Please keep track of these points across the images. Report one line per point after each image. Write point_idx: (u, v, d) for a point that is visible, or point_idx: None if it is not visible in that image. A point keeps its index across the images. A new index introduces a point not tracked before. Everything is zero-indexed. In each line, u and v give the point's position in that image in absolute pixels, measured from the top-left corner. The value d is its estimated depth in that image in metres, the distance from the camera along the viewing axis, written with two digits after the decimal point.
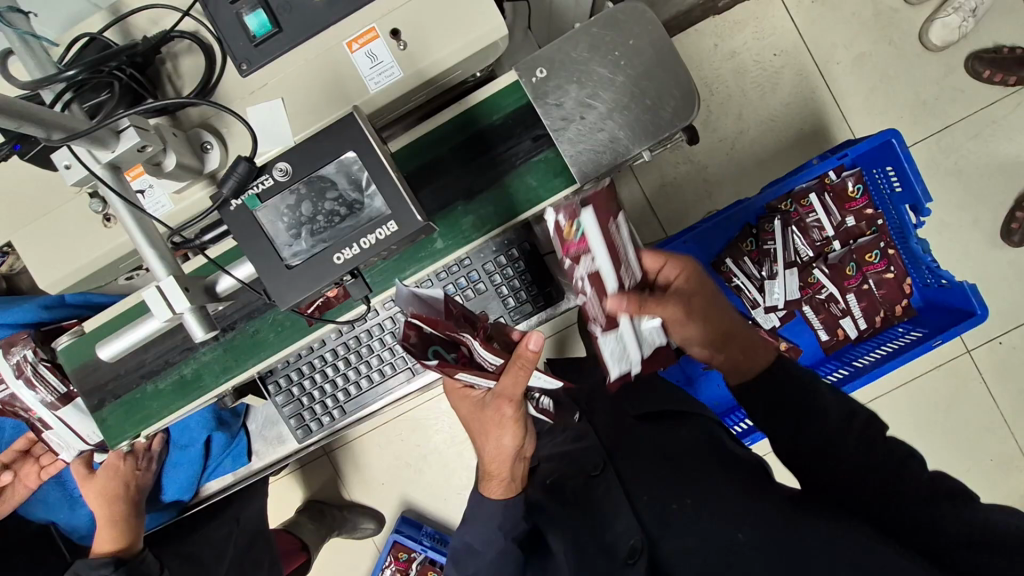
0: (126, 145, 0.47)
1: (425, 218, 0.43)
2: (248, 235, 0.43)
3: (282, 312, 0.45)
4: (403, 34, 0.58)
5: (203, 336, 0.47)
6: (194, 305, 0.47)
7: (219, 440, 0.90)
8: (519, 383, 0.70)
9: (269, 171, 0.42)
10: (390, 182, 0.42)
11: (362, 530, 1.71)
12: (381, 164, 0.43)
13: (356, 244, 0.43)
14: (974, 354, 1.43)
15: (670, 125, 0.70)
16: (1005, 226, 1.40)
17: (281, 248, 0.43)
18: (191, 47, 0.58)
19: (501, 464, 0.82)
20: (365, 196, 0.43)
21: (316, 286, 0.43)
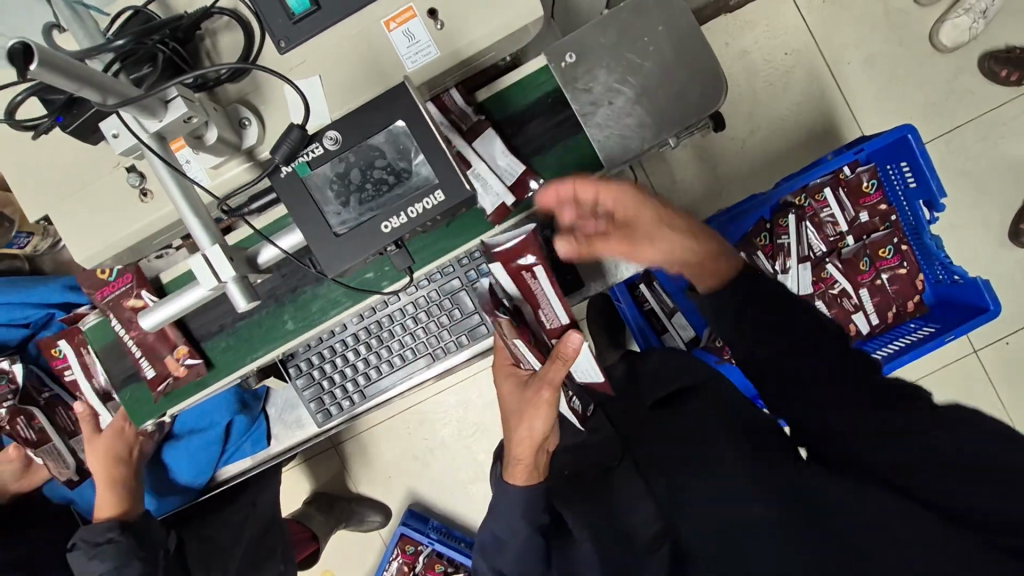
0: (174, 115, 0.47)
1: (472, 187, 0.43)
2: (298, 202, 0.43)
3: (328, 281, 0.45)
4: (440, 14, 0.58)
5: (246, 306, 0.48)
6: (238, 275, 0.47)
7: (240, 424, 0.90)
8: (561, 371, 0.77)
9: (320, 139, 0.43)
10: (440, 152, 0.43)
11: (368, 523, 1.71)
12: (432, 134, 0.43)
13: (404, 213, 0.43)
14: (981, 354, 1.44)
15: (698, 111, 0.71)
16: (1014, 226, 1.41)
17: (329, 217, 0.44)
18: (230, 24, 0.59)
19: (524, 448, 0.77)
20: (413, 166, 0.43)
21: (363, 254, 0.44)
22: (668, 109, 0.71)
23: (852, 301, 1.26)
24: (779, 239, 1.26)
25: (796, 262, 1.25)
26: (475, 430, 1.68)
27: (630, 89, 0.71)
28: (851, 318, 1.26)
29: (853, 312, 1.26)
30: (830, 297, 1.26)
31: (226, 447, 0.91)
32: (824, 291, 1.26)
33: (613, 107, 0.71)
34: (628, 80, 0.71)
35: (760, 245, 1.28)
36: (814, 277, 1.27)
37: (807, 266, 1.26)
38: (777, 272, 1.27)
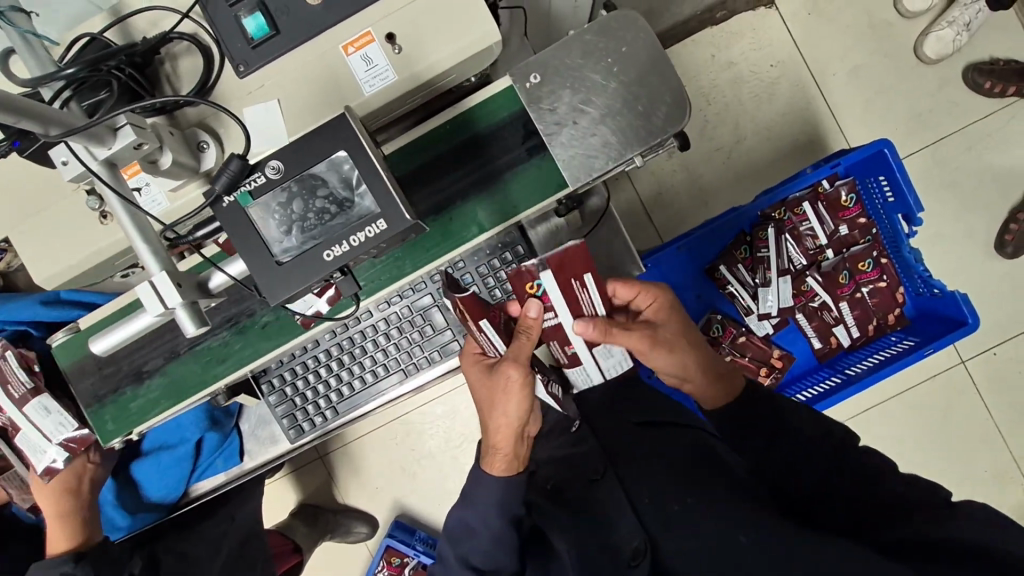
0: (122, 142, 0.48)
1: (414, 216, 0.43)
2: (240, 231, 0.44)
3: (273, 308, 0.45)
4: (399, 38, 0.59)
5: (194, 331, 0.48)
6: (186, 301, 0.48)
7: (211, 440, 0.90)
8: (527, 348, 0.75)
9: (262, 169, 0.43)
10: (381, 183, 0.43)
11: (355, 534, 1.70)
12: (374, 166, 0.43)
13: (346, 241, 0.44)
14: (968, 364, 1.44)
15: (662, 131, 0.71)
16: (999, 237, 1.41)
17: (272, 245, 0.44)
18: (190, 48, 0.60)
19: (504, 437, 0.78)
20: (355, 195, 0.44)
21: (306, 282, 0.44)
22: (632, 128, 0.71)
23: (832, 314, 1.26)
24: (760, 252, 1.26)
25: (776, 275, 1.24)
26: (462, 440, 1.68)
27: (594, 109, 0.72)
28: (831, 331, 1.27)
29: (834, 325, 1.27)
30: (811, 310, 1.27)
31: (199, 462, 0.92)
32: (804, 304, 1.27)
33: (578, 126, 0.72)
34: (593, 101, 0.72)
35: (741, 257, 1.28)
36: (794, 289, 1.26)
37: (788, 279, 1.25)
38: (757, 285, 1.27)
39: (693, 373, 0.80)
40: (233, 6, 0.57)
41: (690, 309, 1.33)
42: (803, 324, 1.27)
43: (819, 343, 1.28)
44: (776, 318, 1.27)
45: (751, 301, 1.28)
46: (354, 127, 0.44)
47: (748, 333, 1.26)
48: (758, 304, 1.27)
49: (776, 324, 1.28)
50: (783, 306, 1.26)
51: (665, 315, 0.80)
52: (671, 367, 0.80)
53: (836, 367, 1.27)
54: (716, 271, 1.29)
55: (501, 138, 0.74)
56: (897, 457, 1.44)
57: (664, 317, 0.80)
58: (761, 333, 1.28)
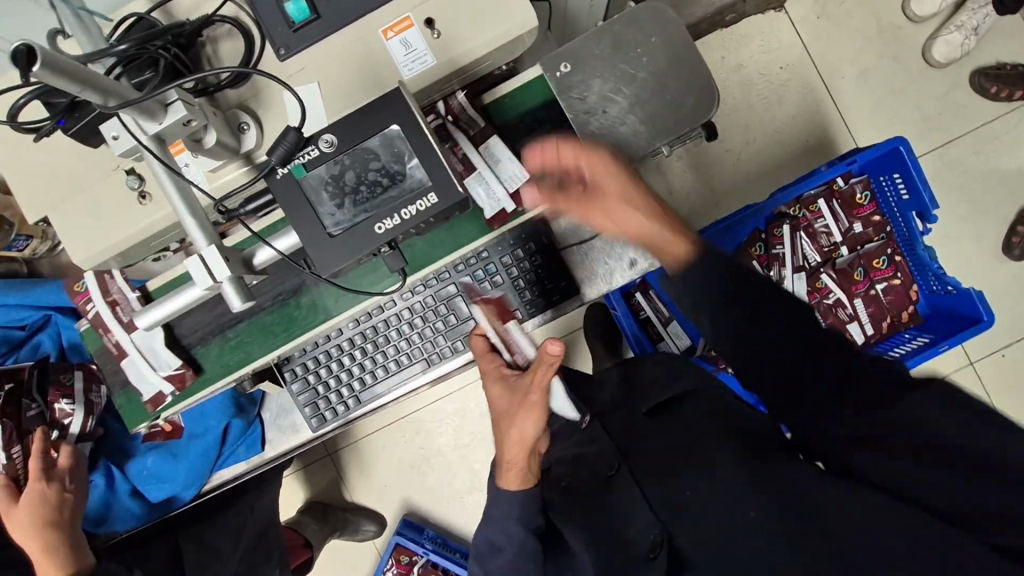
0: (173, 118, 0.48)
1: (464, 191, 0.44)
2: (293, 203, 0.44)
3: (321, 281, 0.46)
4: (438, 23, 0.60)
5: (241, 306, 0.48)
6: (233, 275, 0.48)
7: (235, 428, 0.90)
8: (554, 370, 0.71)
9: (316, 142, 0.44)
10: (434, 157, 0.44)
11: (363, 532, 1.69)
12: (425, 140, 0.44)
13: (397, 215, 0.44)
14: (976, 365, 1.44)
15: (691, 121, 0.72)
16: (1006, 239, 1.42)
17: (323, 217, 0.44)
18: (232, 32, 0.61)
19: (519, 453, 0.72)
20: (407, 169, 0.44)
21: (356, 254, 0.44)
22: (659, 118, 0.72)
23: (847, 311, 1.26)
24: (775, 249, 1.28)
25: (791, 272, 1.26)
26: (471, 439, 1.68)
27: (624, 99, 0.72)
28: (847, 328, 1.27)
29: (849, 322, 1.27)
30: (825, 308, 1.27)
31: (221, 451, 0.92)
32: (819, 301, 1.27)
33: (607, 115, 0.73)
34: (623, 90, 0.72)
35: (756, 254, 1.28)
36: (809, 287, 1.28)
37: (802, 276, 1.26)
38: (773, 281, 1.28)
39: (648, 234, 0.66)
40: None
41: None
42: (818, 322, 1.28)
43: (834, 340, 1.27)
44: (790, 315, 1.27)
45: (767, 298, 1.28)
46: (406, 102, 0.45)
47: None
48: None
49: None
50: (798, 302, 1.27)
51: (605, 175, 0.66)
52: (618, 200, 0.66)
53: None
54: None
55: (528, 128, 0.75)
56: None
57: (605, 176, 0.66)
58: None
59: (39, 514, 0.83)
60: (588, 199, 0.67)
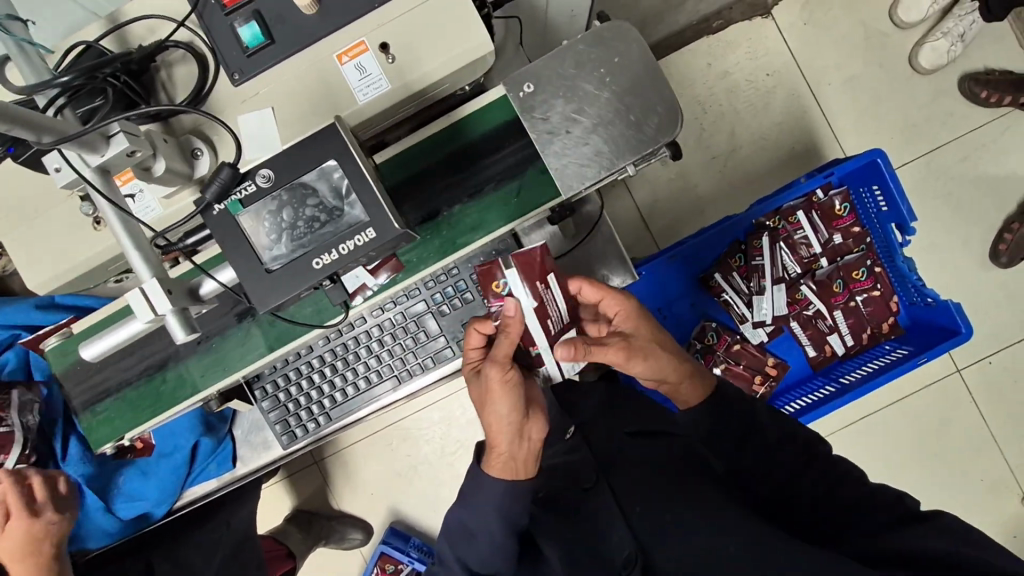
0: (115, 150, 0.48)
1: (402, 226, 0.44)
2: (231, 240, 0.44)
3: (262, 315, 0.46)
4: (392, 48, 0.59)
5: (185, 338, 0.48)
6: (176, 307, 0.48)
7: (205, 446, 0.90)
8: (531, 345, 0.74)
9: (252, 177, 0.44)
10: (370, 192, 0.44)
11: (350, 540, 1.70)
12: (361, 173, 0.44)
13: (336, 250, 0.44)
14: (963, 373, 1.44)
15: (654, 140, 0.72)
16: (993, 247, 1.42)
17: (261, 252, 0.44)
18: (185, 56, 0.60)
19: (500, 436, 0.73)
20: (345, 204, 0.44)
21: (295, 289, 0.44)
22: (623, 138, 0.72)
23: (827, 323, 1.27)
24: (754, 260, 1.27)
25: (771, 283, 1.25)
26: (457, 447, 1.67)
27: (587, 119, 0.72)
28: (826, 340, 1.27)
29: (829, 333, 1.27)
30: (805, 318, 1.27)
31: (192, 468, 0.91)
32: (799, 312, 1.27)
33: (571, 135, 0.72)
34: (586, 111, 0.72)
35: (735, 266, 1.29)
36: (788, 298, 1.27)
37: (782, 287, 1.26)
38: (752, 292, 1.27)
39: (676, 379, 0.79)
40: (229, 16, 0.59)
41: (684, 317, 1.34)
42: (798, 332, 1.28)
43: (814, 351, 1.28)
44: (770, 326, 1.28)
45: (746, 309, 1.28)
46: (344, 137, 0.45)
47: (742, 340, 1.27)
48: (753, 312, 1.27)
49: (770, 332, 1.29)
50: (778, 314, 1.27)
51: (634, 321, 0.79)
52: (655, 351, 0.78)
53: (830, 376, 1.27)
54: (712, 278, 1.30)
55: (494, 146, 0.75)
56: (895, 465, 1.44)
57: (633, 322, 0.79)
58: (756, 341, 1.29)
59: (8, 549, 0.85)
60: (632, 351, 0.76)
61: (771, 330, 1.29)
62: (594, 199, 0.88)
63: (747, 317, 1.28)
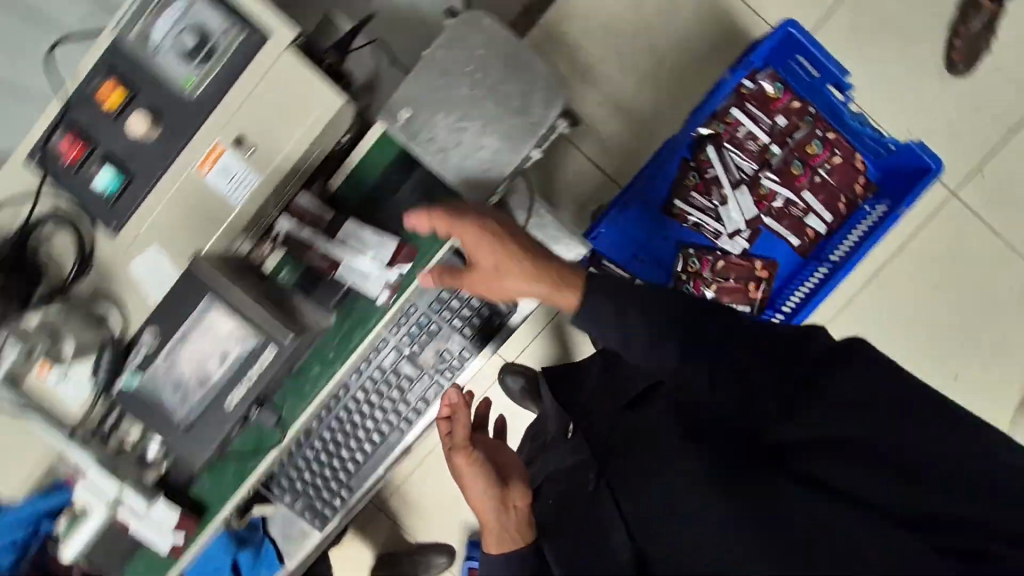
0: (15, 355, 0.58)
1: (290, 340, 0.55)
2: (147, 408, 0.57)
3: (200, 461, 0.58)
4: (247, 139, 0.57)
5: (146, 508, 0.63)
6: (124, 483, 0.62)
7: (246, 559, 0.89)
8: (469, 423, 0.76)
9: (139, 347, 0.56)
10: (246, 324, 0.55)
11: (437, 566, 1.74)
12: (233, 311, 0.55)
13: (244, 379, 0.56)
14: (961, 194, 1.40)
15: (546, 119, 0.70)
16: (947, 59, 1.38)
17: (177, 408, 0.57)
18: (57, 225, 0.60)
19: (484, 513, 0.73)
20: (234, 344, 0.55)
21: (220, 429, 0.56)
22: (513, 129, 0.69)
23: (800, 207, 1.24)
24: (708, 173, 1.25)
25: (730, 189, 1.24)
26: None
27: (474, 124, 0.69)
28: (805, 224, 1.24)
29: (805, 217, 1.24)
30: (777, 211, 1.24)
31: None
32: (767, 208, 1.25)
33: (462, 146, 0.69)
34: (468, 115, 0.69)
35: (691, 184, 1.26)
36: (754, 198, 1.24)
37: (743, 190, 1.24)
38: (717, 206, 1.25)
39: (550, 275, 0.68)
40: (82, 170, 0.58)
41: (663, 253, 1.30)
42: (776, 227, 1.25)
43: (797, 240, 1.25)
44: (746, 232, 1.26)
45: (718, 223, 1.26)
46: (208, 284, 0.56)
47: (724, 255, 1.26)
48: (725, 224, 1.26)
49: (749, 237, 1.26)
50: (749, 217, 1.25)
51: (494, 229, 0.67)
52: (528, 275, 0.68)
53: (821, 257, 1.25)
54: (674, 207, 1.27)
55: (397, 183, 0.72)
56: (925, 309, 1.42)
57: (493, 230, 0.66)
58: (738, 250, 1.27)
59: None
60: (495, 278, 0.69)
61: (749, 234, 1.26)
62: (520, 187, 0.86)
63: (721, 232, 1.27)
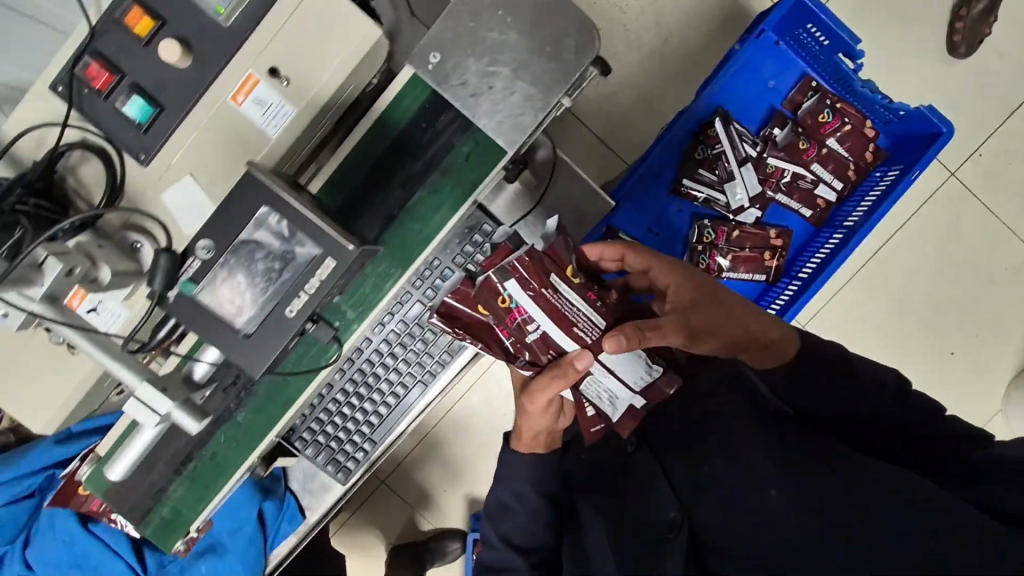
0: (52, 274, 0.50)
1: (200, 426, 0.52)
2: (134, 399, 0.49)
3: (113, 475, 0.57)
4: (283, 70, 0.56)
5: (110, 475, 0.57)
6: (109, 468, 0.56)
7: (270, 509, 0.96)
8: (551, 390, 0.72)
9: (192, 253, 0.44)
10: (179, 405, 0.51)
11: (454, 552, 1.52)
12: (152, 389, 0.49)
13: (155, 407, 0.49)
14: (958, 174, 1.54)
15: (576, 65, 0.67)
16: (949, 43, 1.44)
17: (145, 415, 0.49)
18: (85, 155, 0.57)
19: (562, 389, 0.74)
20: (160, 414, 0.49)
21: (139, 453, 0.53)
22: (544, 72, 0.67)
23: (809, 180, 1.25)
24: (714, 149, 1.23)
25: (737, 166, 1.23)
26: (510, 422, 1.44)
27: (505, 66, 0.68)
28: (815, 195, 1.26)
29: (814, 188, 1.26)
30: (787, 186, 1.26)
31: (267, 534, 0.97)
32: (775, 185, 1.26)
33: (495, 90, 0.68)
34: (497, 59, 0.67)
35: (699, 160, 1.25)
36: (761, 176, 1.25)
37: (749, 167, 1.24)
38: (723, 180, 1.25)
39: (740, 339, 0.74)
40: (109, 98, 0.56)
41: (676, 225, 1.31)
42: (786, 201, 1.27)
43: (809, 211, 1.27)
44: (754, 206, 1.27)
45: (724, 198, 1.26)
46: (123, 359, 0.50)
47: (739, 225, 1.26)
48: (729, 199, 1.26)
49: (760, 209, 1.28)
50: (754, 194, 1.26)
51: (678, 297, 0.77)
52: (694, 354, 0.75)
53: (834, 224, 1.25)
54: (681, 186, 1.27)
55: (421, 136, 0.71)
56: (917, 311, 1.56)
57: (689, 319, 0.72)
58: (751, 221, 1.28)
59: None
60: (716, 325, 0.74)
61: (759, 207, 1.28)
62: (545, 143, 0.87)
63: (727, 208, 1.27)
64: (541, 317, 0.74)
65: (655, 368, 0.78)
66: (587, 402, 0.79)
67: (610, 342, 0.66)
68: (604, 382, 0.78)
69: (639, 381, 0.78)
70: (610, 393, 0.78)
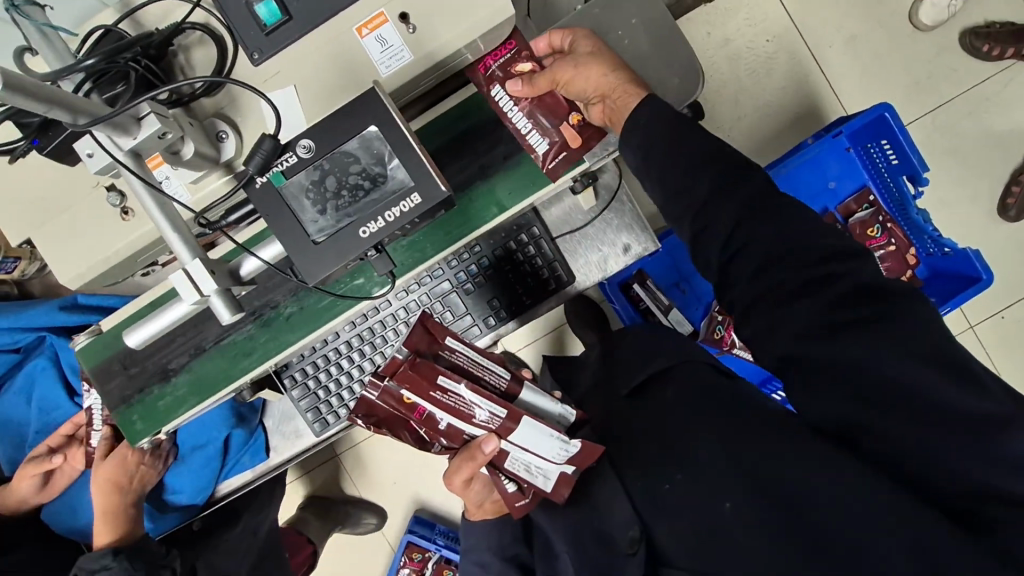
0: (147, 131, 0.51)
1: (233, 316, 0.52)
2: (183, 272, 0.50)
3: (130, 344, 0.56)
4: (412, 17, 0.58)
5: (133, 341, 0.56)
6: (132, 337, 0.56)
7: (238, 437, 0.94)
8: (464, 472, 0.67)
9: (294, 149, 0.51)
10: (218, 293, 0.51)
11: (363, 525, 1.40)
12: (201, 268, 0.50)
13: (199, 284, 0.50)
14: (977, 329, 1.36)
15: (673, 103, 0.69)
16: (1001, 200, 1.30)
17: (191, 288, 0.50)
18: (203, 38, 0.60)
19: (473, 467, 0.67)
20: (205, 295, 0.51)
21: (165, 325, 0.54)
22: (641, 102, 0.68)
23: None
24: None
25: None
26: None
27: None
28: None
29: None
30: None
31: (225, 461, 0.96)
32: None
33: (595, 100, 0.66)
34: None
35: None
36: None
37: None
38: None
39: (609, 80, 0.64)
40: None
41: None
42: None
43: None
44: None
45: None
46: (183, 229, 0.51)
47: None
48: None
49: None
50: None
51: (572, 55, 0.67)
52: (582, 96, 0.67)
53: None
54: None
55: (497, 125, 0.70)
56: None
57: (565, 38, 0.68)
58: None
59: (112, 479, 0.92)
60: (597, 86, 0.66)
61: None
62: (610, 168, 0.89)
63: None
64: (442, 404, 0.63)
65: (572, 443, 0.68)
66: (507, 476, 0.70)
67: (511, 84, 0.66)
68: (527, 458, 0.68)
69: (560, 456, 0.68)
70: (534, 467, 0.69)
